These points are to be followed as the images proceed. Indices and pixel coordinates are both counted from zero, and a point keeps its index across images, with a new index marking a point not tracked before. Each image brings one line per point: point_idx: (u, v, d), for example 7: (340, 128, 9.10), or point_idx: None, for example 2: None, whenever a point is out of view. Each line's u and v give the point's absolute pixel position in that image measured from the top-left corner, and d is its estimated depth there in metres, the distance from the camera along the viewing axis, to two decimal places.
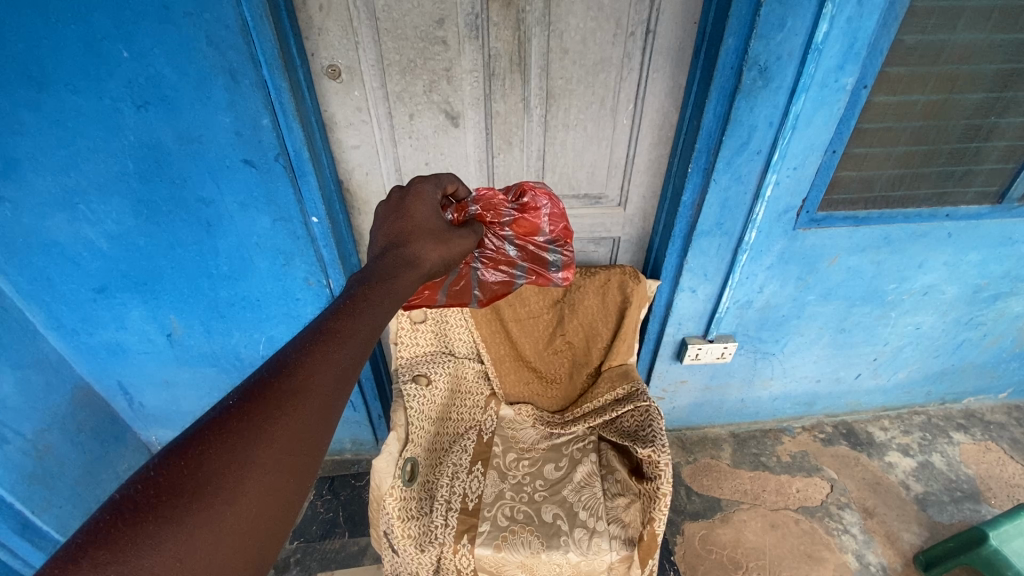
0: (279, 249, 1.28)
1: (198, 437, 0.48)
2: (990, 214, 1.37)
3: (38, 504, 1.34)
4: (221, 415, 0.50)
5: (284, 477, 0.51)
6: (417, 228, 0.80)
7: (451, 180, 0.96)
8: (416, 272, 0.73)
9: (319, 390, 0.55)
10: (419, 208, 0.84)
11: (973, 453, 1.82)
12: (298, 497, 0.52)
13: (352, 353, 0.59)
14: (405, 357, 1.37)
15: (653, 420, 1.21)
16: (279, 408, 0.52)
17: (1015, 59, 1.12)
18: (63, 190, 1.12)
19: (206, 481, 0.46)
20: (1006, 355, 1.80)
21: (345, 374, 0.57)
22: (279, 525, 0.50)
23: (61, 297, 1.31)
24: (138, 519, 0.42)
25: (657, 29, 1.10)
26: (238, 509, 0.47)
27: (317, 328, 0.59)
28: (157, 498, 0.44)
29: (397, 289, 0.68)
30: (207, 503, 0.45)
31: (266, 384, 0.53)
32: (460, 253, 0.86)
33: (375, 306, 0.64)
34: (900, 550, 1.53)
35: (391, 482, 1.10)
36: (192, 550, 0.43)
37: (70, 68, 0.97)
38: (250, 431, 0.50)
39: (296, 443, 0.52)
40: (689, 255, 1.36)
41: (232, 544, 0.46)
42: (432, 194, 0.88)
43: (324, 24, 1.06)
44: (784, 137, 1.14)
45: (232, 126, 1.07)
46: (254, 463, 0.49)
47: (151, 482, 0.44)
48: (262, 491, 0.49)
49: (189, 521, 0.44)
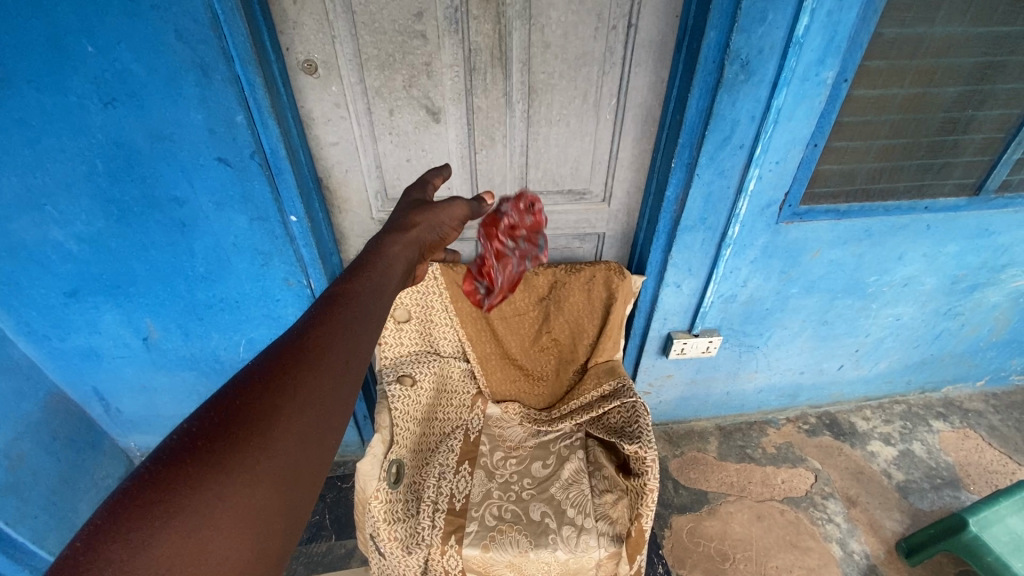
0: (257, 249, 1.25)
1: (204, 429, 0.50)
2: (967, 206, 1.39)
3: (13, 516, 1.29)
4: (245, 378, 0.56)
5: (310, 426, 0.56)
6: (409, 211, 0.92)
7: (437, 174, 1.05)
8: (407, 248, 0.84)
9: (336, 348, 0.62)
10: (410, 200, 0.96)
11: (952, 440, 1.85)
12: (323, 447, 0.56)
13: (359, 317, 0.67)
14: (389, 358, 1.35)
15: (639, 416, 1.21)
16: (300, 365, 0.58)
17: (992, 52, 1.13)
18: (28, 192, 1.08)
19: (238, 429, 0.51)
20: (983, 344, 1.84)
21: (357, 334, 0.65)
22: (308, 475, 0.54)
23: (30, 302, 1.26)
24: (179, 462, 0.47)
25: (639, 23, 1.09)
26: (271, 453, 0.51)
27: (323, 301, 0.67)
28: (195, 446, 0.48)
29: (380, 290, 0.73)
30: (241, 448, 0.50)
31: (283, 349, 0.59)
32: (450, 219, 0.94)
33: (373, 280, 0.74)
34: (882, 538, 1.56)
35: (376, 485, 1.09)
36: (230, 489, 0.48)
37: (31, 63, 0.93)
38: (275, 386, 0.55)
39: (318, 396, 0.57)
40: (674, 250, 1.36)
41: (267, 486, 0.50)
42: (418, 192, 0.99)
43: (299, 17, 1.03)
44: (767, 132, 1.14)
45: (205, 123, 1.04)
46: (282, 413, 0.54)
47: (187, 432, 0.49)
48: (291, 438, 0.53)
49: (227, 462, 0.49)
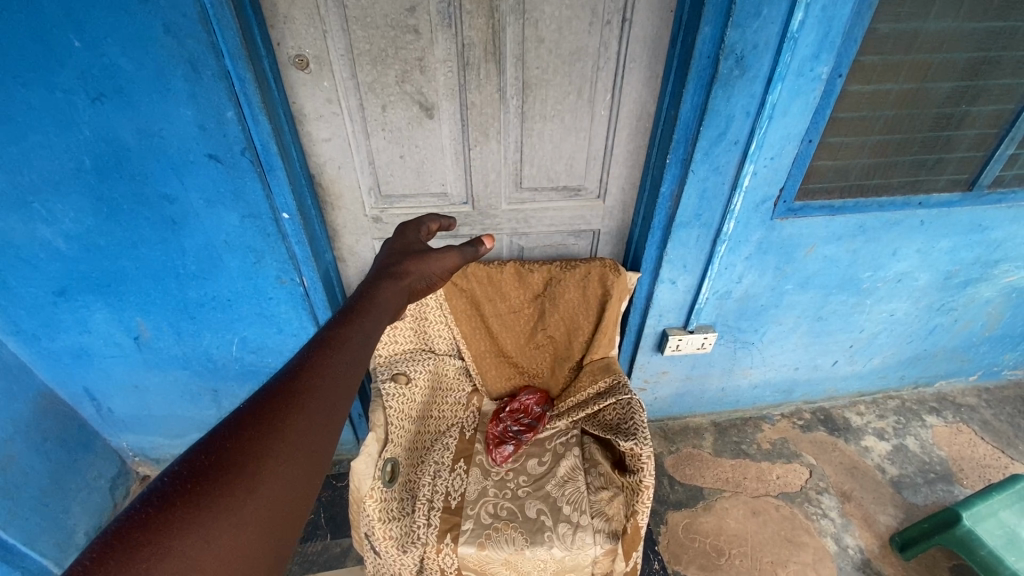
0: (249, 247, 1.24)
1: (196, 466, 0.51)
2: (961, 201, 1.40)
3: (3, 517, 1.28)
4: (236, 420, 0.56)
5: (298, 467, 0.56)
6: (402, 257, 0.94)
7: (433, 219, 1.08)
8: (398, 292, 0.86)
9: (325, 389, 0.62)
10: (405, 245, 0.99)
11: (945, 435, 1.87)
12: (310, 490, 0.56)
13: (351, 358, 0.68)
14: (384, 356, 1.34)
15: (634, 412, 1.20)
16: (290, 405, 0.59)
17: (986, 48, 1.13)
18: (15, 189, 1.06)
19: (226, 472, 0.51)
20: (976, 340, 1.85)
21: (348, 376, 0.65)
22: (293, 518, 0.54)
23: (19, 301, 1.24)
24: (168, 505, 0.47)
25: (634, 18, 1.09)
26: (257, 496, 0.51)
27: (316, 342, 0.68)
28: (184, 488, 0.48)
29: (371, 330, 0.74)
30: (229, 490, 0.50)
31: (274, 390, 0.60)
32: (440, 270, 0.96)
33: (366, 322, 0.75)
34: (876, 532, 1.57)
35: (370, 484, 1.08)
36: (216, 532, 0.47)
37: (15, 58, 0.91)
38: (264, 427, 0.56)
39: (307, 437, 0.57)
40: (669, 246, 1.36)
41: (253, 531, 0.50)
42: (414, 235, 1.03)
43: (290, 12, 1.01)
44: (762, 127, 1.14)
45: (195, 119, 1.02)
46: (271, 454, 0.54)
47: (176, 476, 0.49)
48: (281, 477, 0.54)
49: (217, 502, 0.49)
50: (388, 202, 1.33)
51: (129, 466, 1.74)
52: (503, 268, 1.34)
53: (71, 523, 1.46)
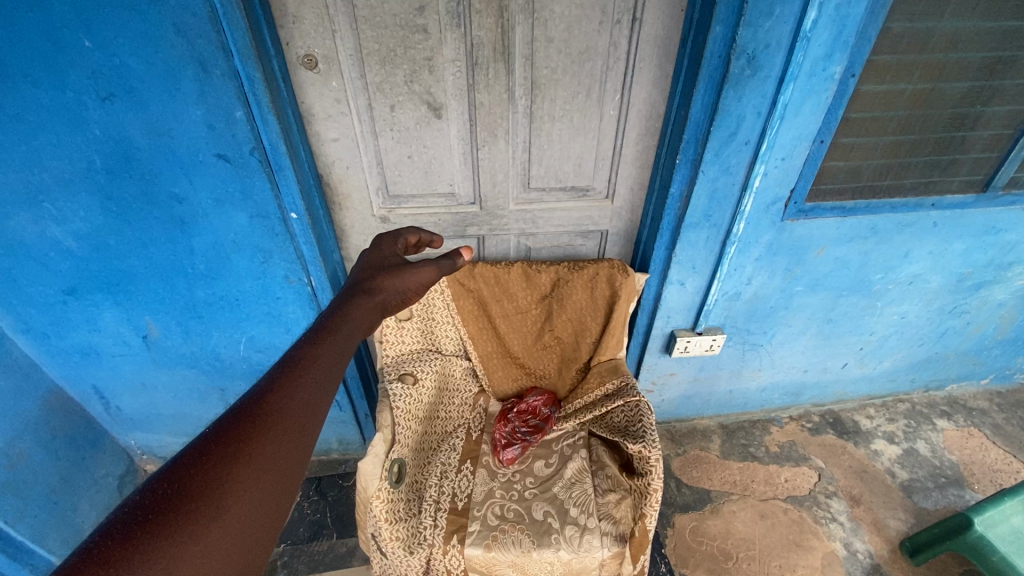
0: (257, 247, 1.24)
1: (157, 493, 0.50)
2: (975, 203, 1.38)
3: (13, 514, 1.28)
4: (200, 445, 0.55)
5: (264, 493, 0.55)
6: (376, 271, 0.93)
7: (411, 232, 1.10)
8: (371, 308, 0.85)
9: (292, 412, 0.62)
10: (380, 259, 0.98)
11: (956, 439, 1.84)
12: (277, 514, 0.56)
13: (321, 377, 0.67)
14: (390, 357, 1.33)
15: (643, 415, 1.19)
16: (257, 429, 0.58)
17: (1002, 48, 1.12)
18: (26, 188, 1.06)
19: (189, 499, 0.50)
20: (989, 343, 1.83)
21: (317, 397, 0.65)
22: (261, 543, 0.54)
23: (29, 299, 1.25)
24: (128, 537, 0.46)
25: (644, 17, 1.08)
26: (222, 523, 0.51)
27: (285, 362, 0.67)
28: (145, 518, 0.48)
29: (343, 349, 0.74)
30: (192, 520, 0.49)
31: (241, 412, 0.60)
32: (415, 284, 0.96)
33: (337, 340, 0.74)
34: (886, 537, 1.55)
35: (378, 484, 1.08)
36: (178, 565, 0.47)
37: (26, 58, 0.91)
38: (230, 453, 0.55)
39: (272, 462, 0.57)
40: (678, 246, 1.35)
41: (216, 558, 0.49)
42: (390, 248, 1.03)
43: (299, 11, 1.01)
44: (773, 127, 1.13)
45: (203, 119, 1.03)
46: (236, 480, 0.54)
47: (138, 504, 0.48)
48: (246, 503, 0.53)
49: (181, 530, 0.48)
50: (396, 202, 1.33)
51: (136, 464, 1.75)
52: (511, 268, 1.34)
53: (78, 521, 1.47)
